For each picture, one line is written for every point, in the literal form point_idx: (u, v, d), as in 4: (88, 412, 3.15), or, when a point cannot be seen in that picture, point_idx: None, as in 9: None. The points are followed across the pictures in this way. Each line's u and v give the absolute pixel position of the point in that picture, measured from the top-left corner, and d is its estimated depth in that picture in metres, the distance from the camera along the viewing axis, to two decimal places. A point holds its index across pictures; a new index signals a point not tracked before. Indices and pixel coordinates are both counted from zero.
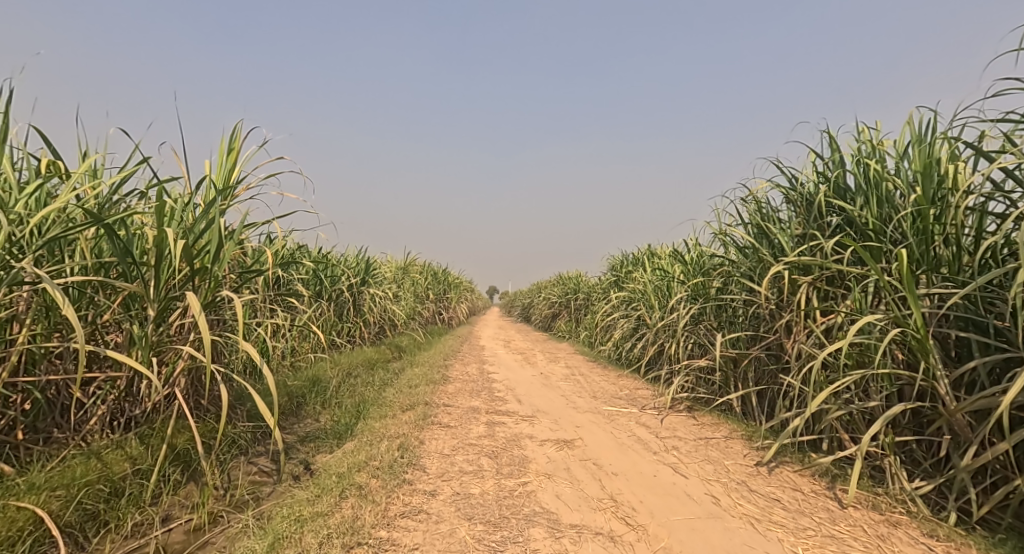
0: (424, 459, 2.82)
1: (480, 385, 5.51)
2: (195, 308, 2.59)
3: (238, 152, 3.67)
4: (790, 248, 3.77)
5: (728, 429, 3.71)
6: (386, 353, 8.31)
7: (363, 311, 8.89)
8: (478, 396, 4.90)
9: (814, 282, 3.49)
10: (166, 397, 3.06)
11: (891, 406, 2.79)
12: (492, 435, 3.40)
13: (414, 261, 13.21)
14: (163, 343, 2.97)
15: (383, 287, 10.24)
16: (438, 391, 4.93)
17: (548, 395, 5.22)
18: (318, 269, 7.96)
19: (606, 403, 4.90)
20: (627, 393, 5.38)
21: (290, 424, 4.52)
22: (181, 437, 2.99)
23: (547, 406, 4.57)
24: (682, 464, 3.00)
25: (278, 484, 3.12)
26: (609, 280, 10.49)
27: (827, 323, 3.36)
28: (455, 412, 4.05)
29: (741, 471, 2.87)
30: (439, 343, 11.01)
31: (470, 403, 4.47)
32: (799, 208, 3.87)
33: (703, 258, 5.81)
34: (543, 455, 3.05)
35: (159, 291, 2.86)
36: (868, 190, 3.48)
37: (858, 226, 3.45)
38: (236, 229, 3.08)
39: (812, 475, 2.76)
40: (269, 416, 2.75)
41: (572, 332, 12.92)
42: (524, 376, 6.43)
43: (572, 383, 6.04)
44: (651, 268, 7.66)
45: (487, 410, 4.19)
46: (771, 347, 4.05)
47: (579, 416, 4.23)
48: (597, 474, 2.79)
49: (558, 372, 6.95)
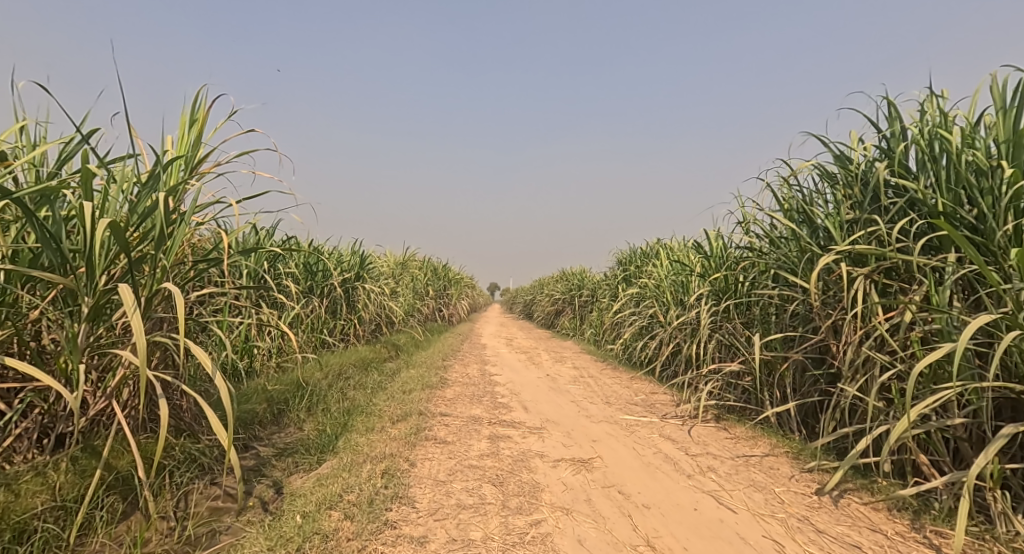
0: (413, 490, 2.32)
1: (481, 390, 5.01)
2: (129, 304, 2.08)
3: (203, 123, 3.17)
4: (840, 234, 3.27)
5: (769, 446, 3.20)
6: (381, 351, 7.84)
7: (357, 307, 8.39)
8: (479, 402, 4.40)
9: (872, 274, 2.99)
10: (109, 411, 2.56)
11: (985, 426, 2.29)
12: (496, 454, 2.90)
13: (413, 257, 12.72)
14: (100, 347, 2.47)
15: (380, 282, 9.74)
16: (435, 397, 4.43)
17: (556, 401, 4.73)
18: (308, 263, 7.46)
19: (622, 411, 4.40)
20: (645, 399, 4.88)
21: (269, 433, 4.04)
22: (122, 459, 2.48)
23: (557, 415, 4.07)
24: (725, 493, 2.50)
25: (241, 514, 2.62)
26: (617, 276, 10.01)
27: (891, 323, 2.86)
28: (453, 423, 3.55)
29: (800, 503, 2.37)
30: (438, 342, 10.56)
31: (470, 411, 3.98)
32: (850, 190, 3.36)
33: (727, 251, 5.31)
34: (558, 481, 2.55)
35: (92, 284, 2.35)
36: (938, 166, 2.98)
37: (925, 208, 2.95)
38: (193, 209, 2.59)
39: (889, 510, 2.26)
40: (223, 435, 2.25)
41: (577, 330, 12.43)
42: (529, 378, 5.94)
43: (582, 386, 5.55)
44: (666, 263, 7.16)
45: (490, 421, 3.69)
46: (813, 350, 3.56)
47: (594, 428, 3.73)
48: (624, 508, 2.30)
49: (566, 373, 6.47)
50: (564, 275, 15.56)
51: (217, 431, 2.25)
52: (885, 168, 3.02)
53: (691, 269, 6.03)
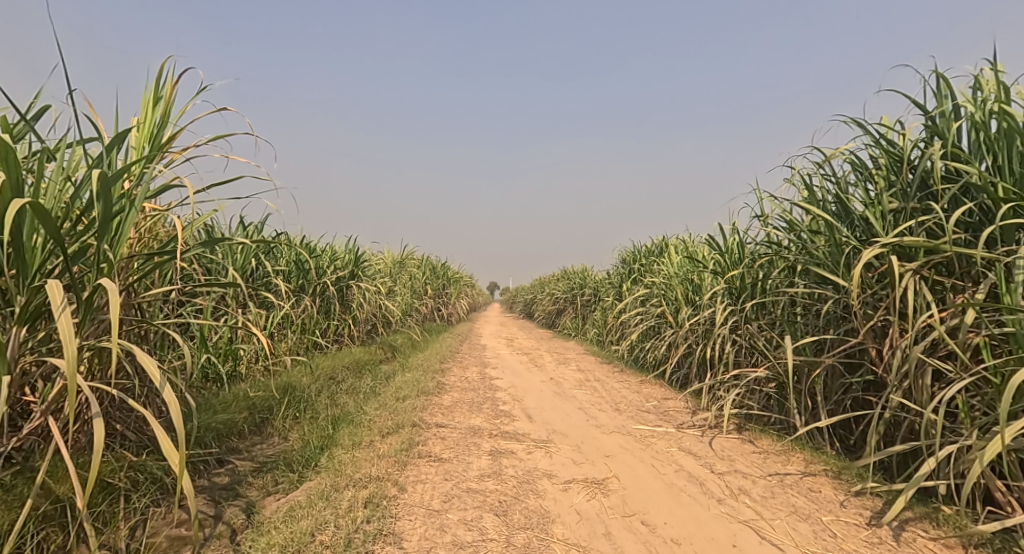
0: (402, 523, 1.98)
1: (481, 395, 4.67)
2: (55, 302, 1.71)
3: (168, 102, 2.84)
4: (882, 226, 2.91)
5: (804, 462, 2.86)
6: (376, 352, 7.50)
7: (351, 306, 8.04)
8: (479, 409, 4.06)
9: (923, 270, 2.64)
10: (47, 429, 2.20)
11: None
12: (499, 475, 2.55)
13: (410, 254, 12.38)
14: (35, 354, 2.12)
15: (376, 280, 9.41)
16: (431, 404, 4.08)
17: (562, 408, 4.39)
18: (299, 260, 7.12)
19: (634, 420, 4.07)
20: (657, 406, 4.54)
21: (249, 445, 3.70)
22: (64, 484, 2.14)
23: (564, 425, 3.73)
24: (765, 523, 2.15)
25: (204, 547, 2.28)
26: (622, 274, 9.67)
27: (948, 325, 2.51)
28: (451, 436, 3.21)
29: (856, 538, 2.03)
30: (437, 342, 10.23)
31: (469, 421, 3.63)
32: (892, 177, 3.00)
33: (744, 247, 4.97)
34: (571, 509, 2.20)
35: (22, 282, 1.98)
36: (998, 149, 2.62)
37: (985, 196, 2.59)
38: (144, 192, 2.20)
39: (965, 548, 1.92)
40: (175, 459, 1.89)
41: (580, 330, 12.09)
42: (532, 382, 5.60)
43: (588, 391, 5.21)
44: (675, 261, 6.82)
45: (491, 433, 3.35)
46: (849, 355, 3.21)
47: (606, 441, 3.39)
48: (650, 545, 1.96)
49: (571, 376, 6.14)
50: (564, 274, 15.24)
51: (168, 454, 1.89)
52: (938, 150, 2.67)
53: (703, 266, 5.69)
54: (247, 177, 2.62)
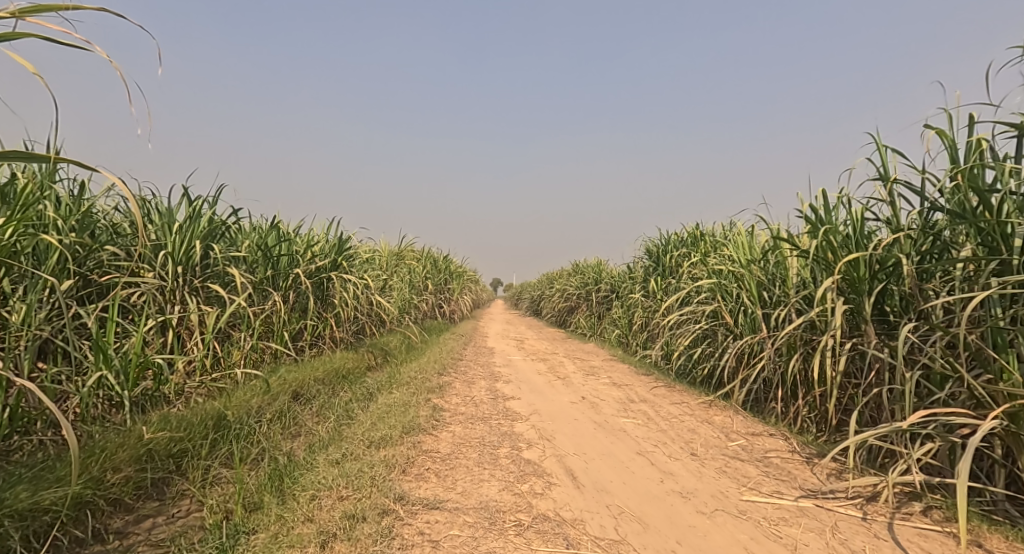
0: None
1: (495, 432, 3.26)
2: None
3: None
4: None
5: None
6: (362, 359, 6.10)
7: (332, 303, 6.65)
8: (494, 462, 2.66)
9: None
10: None
11: None
12: None
13: (407, 246, 10.96)
14: None
15: (366, 272, 8.01)
16: (421, 456, 2.66)
17: (615, 454, 2.97)
18: (264, 245, 5.75)
19: (732, 480, 2.65)
20: (751, 453, 3.12)
21: (131, 528, 2.33)
22: None
23: (635, 498, 2.30)
24: None
25: None
26: (649, 267, 8.19)
27: None
28: (449, 539, 1.86)
29: None
30: (438, 344, 8.82)
31: (482, 494, 2.24)
32: None
33: (864, 222, 3.60)
34: None
35: None
36: None
37: None
38: None
39: None
40: None
41: (595, 331, 10.71)
42: (560, 404, 4.20)
43: (639, 420, 3.81)
44: (734, 247, 5.41)
45: (519, 529, 1.96)
46: None
47: (718, 539, 1.98)
48: None
49: (608, 394, 4.72)
50: (575, 270, 13.85)
51: None
52: None
53: (790, 250, 4.30)
54: (39, 38, 1.54)
